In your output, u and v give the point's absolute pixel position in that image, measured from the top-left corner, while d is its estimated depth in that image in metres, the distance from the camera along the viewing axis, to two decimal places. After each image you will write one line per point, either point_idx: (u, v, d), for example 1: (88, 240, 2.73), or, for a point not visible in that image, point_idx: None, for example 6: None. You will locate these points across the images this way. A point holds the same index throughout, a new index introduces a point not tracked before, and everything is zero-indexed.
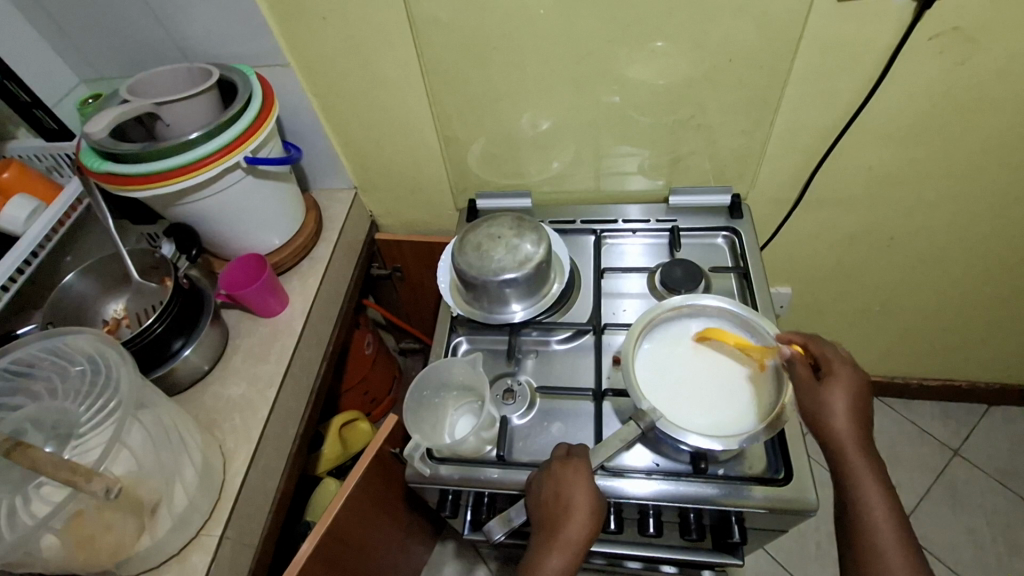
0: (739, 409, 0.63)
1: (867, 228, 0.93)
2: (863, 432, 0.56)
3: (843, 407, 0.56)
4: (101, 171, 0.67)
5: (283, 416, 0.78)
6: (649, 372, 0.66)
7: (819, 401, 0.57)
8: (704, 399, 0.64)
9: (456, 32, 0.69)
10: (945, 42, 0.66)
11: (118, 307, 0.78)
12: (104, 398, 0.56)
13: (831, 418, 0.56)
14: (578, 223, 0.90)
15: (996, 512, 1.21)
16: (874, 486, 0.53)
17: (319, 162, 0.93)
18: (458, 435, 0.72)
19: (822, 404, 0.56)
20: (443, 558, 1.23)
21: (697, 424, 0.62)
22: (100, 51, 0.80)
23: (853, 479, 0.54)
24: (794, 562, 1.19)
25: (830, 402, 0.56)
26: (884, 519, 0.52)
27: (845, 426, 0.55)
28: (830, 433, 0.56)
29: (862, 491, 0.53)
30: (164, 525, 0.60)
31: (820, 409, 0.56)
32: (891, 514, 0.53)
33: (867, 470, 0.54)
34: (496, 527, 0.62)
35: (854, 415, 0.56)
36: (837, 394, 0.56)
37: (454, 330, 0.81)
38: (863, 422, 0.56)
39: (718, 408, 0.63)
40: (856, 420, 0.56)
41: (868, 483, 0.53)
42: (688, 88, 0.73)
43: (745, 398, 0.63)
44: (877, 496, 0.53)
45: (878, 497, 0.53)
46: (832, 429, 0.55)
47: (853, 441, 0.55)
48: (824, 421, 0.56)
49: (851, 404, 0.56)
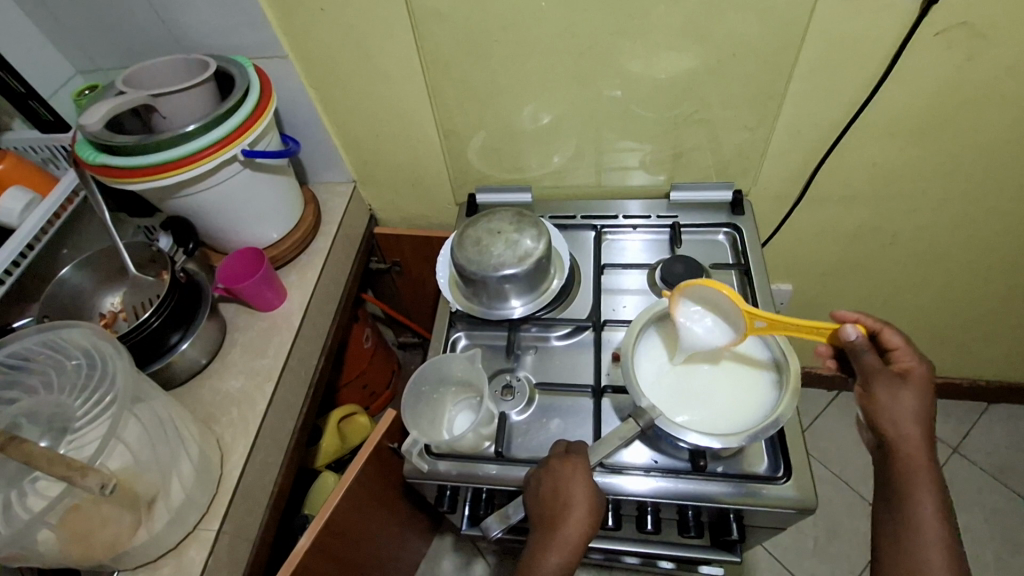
0: (732, 407, 0.62)
1: (870, 224, 0.92)
2: (927, 435, 0.53)
3: (912, 406, 0.54)
4: (96, 163, 0.66)
5: (282, 410, 0.77)
6: (644, 367, 0.66)
7: (889, 397, 0.54)
8: (698, 389, 0.64)
9: (457, 24, 0.68)
10: (952, 37, 0.65)
11: (116, 300, 0.77)
12: (100, 391, 0.56)
13: (895, 417, 0.54)
14: (579, 218, 0.89)
15: (994, 509, 1.21)
16: (929, 489, 0.52)
17: (318, 154, 0.92)
18: (458, 432, 0.72)
19: (889, 400, 0.54)
20: (442, 551, 1.23)
21: (692, 416, 0.62)
22: (95, 41, 0.79)
23: (908, 478, 0.52)
24: (791, 558, 1.19)
25: (897, 400, 0.54)
26: (933, 522, 0.51)
27: (912, 426, 0.53)
28: (891, 431, 0.54)
29: (915, 492, 0.52)
30: (161, 520, 0.60)
31: (887, 405, 0.54)
32: (941, 520, 0.51)
33: (924, 472, 0.52)
34: (494, 524, 0.62)
35: (922, 417, 0.53)
36: (907, 392, 0.54)
37: (453, 325, 0.80)
38: (929, 425, 0.54)
39: (713, 404, 0.63)
40: (922, 423, 0.53)
41: (924, 485, 0.52)
42: (692, 82, 0.72)
43: (742, 391, 0.63)
44: (930, 500, 0.51)
45: (930, 500, 0.51)
46: (894, 427, 0.54)
47: (916, 443, 0.53)
48: (889, 418, 0.54)
49: (918, 405, 0.54)
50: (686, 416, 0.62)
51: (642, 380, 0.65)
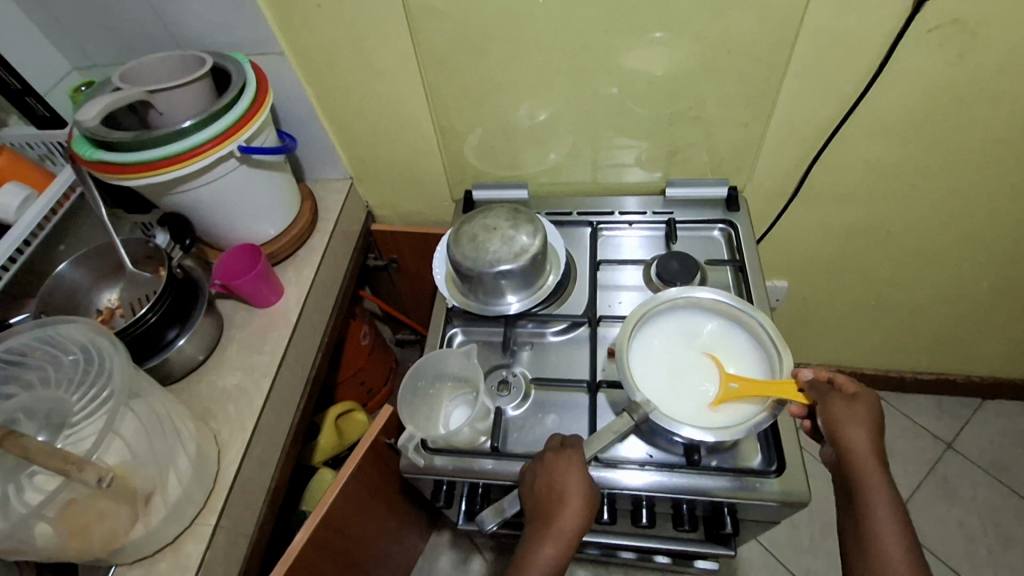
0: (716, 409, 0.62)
1: (864, 221, 0.92)
2: (878, 446, 0.55)
3: (862, 420, 0.56)
4: (92, 159, 0.66)
5: (279, 406, 0.77)
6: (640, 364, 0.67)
7: (842, 413, 0.56)
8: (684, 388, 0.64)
9: (453, 21, 0.69)
10: (945, 34, 0.65)
11: (113, 296, 0.78)
12: (97, 386, 0.56)
13: (848, 429, 0.55)
14: (575, 214, 0.90)
15: (987, 505, 1.22)
16: (883, 495, 0.53)
17: (315, 151, 0.92)
18: (453, 426, 0.72)
19: (843, 416, 0.56)
20: (439, 547, 1.24)
21: (686, 412, 0.62)
22: (91, 37, 0.79)
23: (864, 487, 0.53)
24: (787, 553, 1.20)
25: (850, 415, 0.56)
26: (891, 528, 0.51)
27: (862, 438, 0.55)
28: (845, 443, 0.55)
29: (873, 500, 0.53)
30: (158, 514, 0.60)
31: (840, 420, 0.56)
32: (898, 525, 0.52)
33: (878, 480, 0.53)
34: (489, 518, 0.62)
35: (870, 430, 0.55)
36: (858, 407, 0.56)
37: (450, 322, 0.81)
38: (879, 438, 0.55)
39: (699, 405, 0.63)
40: (871, 436, 0.55)
41: (879, 491, 0.53)
42: (687, 79, 0.72)
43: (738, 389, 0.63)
44: (886, 505, 0.52)
45: (886, 508, 0.52)
46: (849, 438, 0.55)
47: (868, 453, 0.54)
48: (844, 431, 0.55)
49: (866, 417, 0.56)
50: (679, 412, 0.63)
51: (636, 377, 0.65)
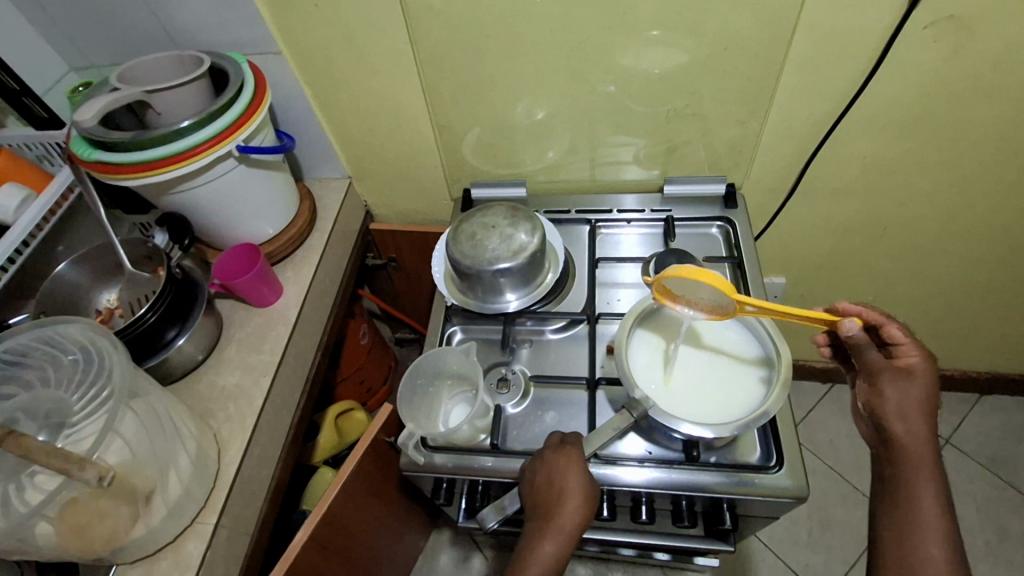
0: (723, 407, 0.62)
1: (861, 217, 0.93)
2: (930, 433, 0.54)
3: (915, 400, 0.54)
4: (91, 160, 0.66)
5: (278, 405, 0.77)
6: (642, 356, 0.67)
7: (894, 392, 0.55)
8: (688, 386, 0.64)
9: (450, 19, 0.69)
10: (941, 30, 0.65)
11: (112, 296, 0.78)
12: (97, 386, 0.56)
13: (898, 413, 0.54)
14: (573, 213, 0.90)
15: (985, 499, 1.22)
16: (929, 488, 0.52)
17: (313, 151, 0.93)
18: (453, 424, 0.72)
19: (894, 395, 0.54)
20: (440, 545, 1.24)
21: (681, 407, 0.63)
22: (88, 37, 0.79)
23: (908, 477, 0.53)
24: (786, 549, 1.20)
25: (903, 396, 0.54)
26: (934, 522, 0.51)
27: (917, 423, 0.53)
28: (898, 425, 0.54)
29: (917, 491, 0.52)
30: (159, 513, 0.60)
31: (891, 399, 0.54)
32: (943, 520, 0.51)
33: (925, 470, 0.52)
34: (490, 515, 0.63)
35: (926, 413, 0.54)
36: (912, 387, 0.54)
37: (449, 320, 0.81)
38: (932, 424, 0.54)
39: (705, 404, 0.63)
40: (925, 421, 0.54)
41: (925, 483, 0.52)
42: (685, 77, 0.73)
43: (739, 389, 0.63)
44: (932, 498, 0.52)
45: (931, 500, 0.52)
46: (899, 424, 0.54)
47: (919, 442, 0.53)
48: (894, 413, 0.54)
49: (923, 399, 0.54)
50: (674, 407, 0.63)
51: (636, 372, 0.65)
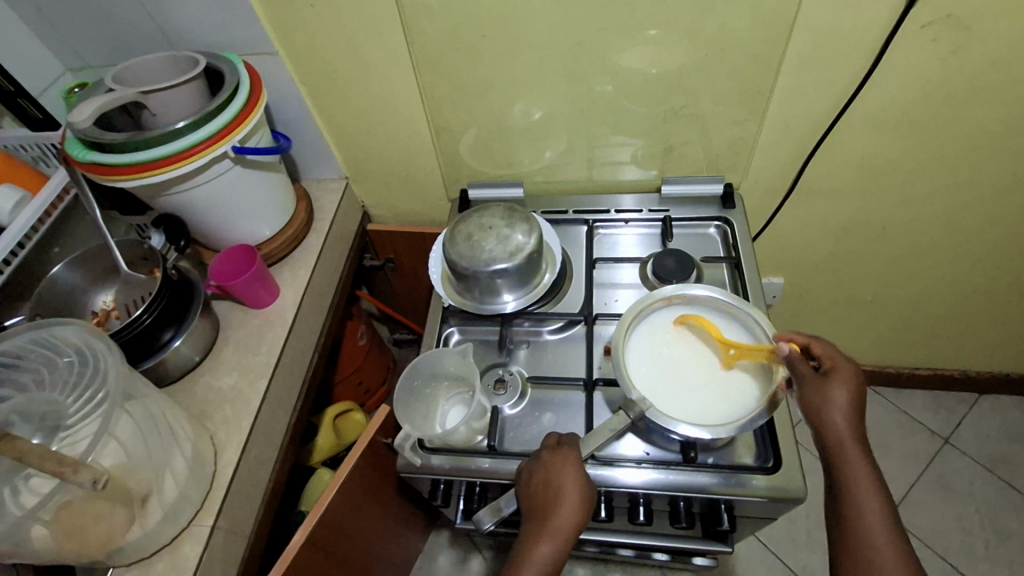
0: (702, 411, 0.62)
1: (860, 217, 0.93)
2: (860, 430, 0.55)
3: (844, 401, 0.55)
4: (87, 161, 0.66)
5: (275, 406, 0.77)
6: (639, 349, 0.68)
7: (822, 396, 0.56)
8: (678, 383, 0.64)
9: (447, 19, 0.68)
10: (939, 30, 0.65)
11: (108, 299, 0.78)
12: (91, 388, 0.56)
13: (830, 414, 0.55)
14: (571, 213, 0.90)
15: (985, 500, 1.22)
16: (869, 485, 0.53)
17: (310, 151, 0.92)
18: (450, 425, 0.72)
19: (821, 401, 0.56)
20: (438, 547, 1.24)
21: (671, 403, 0.63)
22: (83, 38, 0.79)
23: (849, 476, 0.54)
24: (786, 549, 1.20)
25: (830, 399, 0.56)
26: (878, 518, 0.52)
27: (845, 424, 0.55)
28: (830, 429, 0.55)
29: (858, 492, 0.53)
30: (155, 516, 0.60)
31: (820, 404, 0.56)
32: (887, 515, 0.52)
33: (863, 468, 0.54)
34: (486, 517, 0.62)
35: (852, 413, 0.55)
36: (839, 389, 0.56)
37: (446, 321, 0.81)
38: (860, 422, 0.55)
39: (689, 404, 0.63)
40: (853, 421, 0.55)
41: (865, 481, 0.53)
42: (682, 77, 0.72)
43: (724, 396, 0.63)
44: (873, 494, 0.53)
45: (873, 499, 0.53)
46: (832, 425, 0.55)
47: (852, 440, 0.54)
48: (825, 415, 0.55)
49: (848, 400, 0.56)
50: (662, 402, 0.63)
51: (629, 364, 0.66)
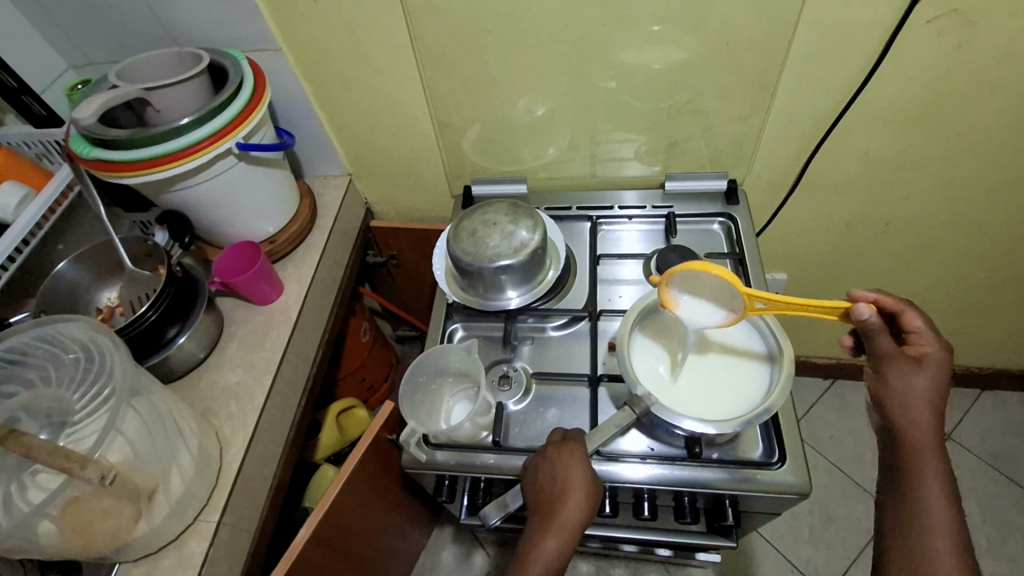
0: (706, 408, 0.62)
1: (864, 213, 0.93)
2: (938, 423, 0.53)
3: (928, 392, 0.53)
4: (90, 158, 0.66)
5: (280, 403, 0.77)
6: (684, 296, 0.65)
7: (904, 381, 0.54)
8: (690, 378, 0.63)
9: (451, 15, 0.68)
10: (944, 25, 0.65)
11: (112, 295, 0.78)
12: (97, 385, 0.56)
13: (910, 401, 0.53)
14: (574, 209, 0.90)
15: (987, 495, 1.22)
16: (938, 480, 0.51)
17: (313, 147, 0.92)
18: (455, 422, 0.73)
19: (900, 381, 0.54)
20: (442, 543, 1.24)
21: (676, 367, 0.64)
22: (86, 34, 0.79)
23: (917, 467, 0.52)
24: (788, 545, 1.20)
25: (909, 382, 0.54)
26: (942, 513, 0.50)
27: (921, 413, 0.53)
28: (904, 414, 0.53)
29: (923, 483, 0.51)
30: (162, 511, 0.60)
31: (898, 389, 0.54)
32: (951, 514, 0.50)
33: (934, 464, 0.51)
34: (492, 512, 0.62)
35: (931, 403, 0.53)
36: (924, 376, 0.54)
37: (450, 317, 0.81)
38: (940, 416, 0.53)
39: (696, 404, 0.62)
40: (931, 413, 0.53)
41: (933, 479, 0.51)
42: (687, 72, 0.72)
43: (726, 397, 0.63)
44: (940, 490, 0.51)
45: (939, 493, 0.51)
46: (908, 411, 0.53)
47: (926, 430, 0.52)
48: (899, 402, 0.54)
49: (929, 390, 0.53)
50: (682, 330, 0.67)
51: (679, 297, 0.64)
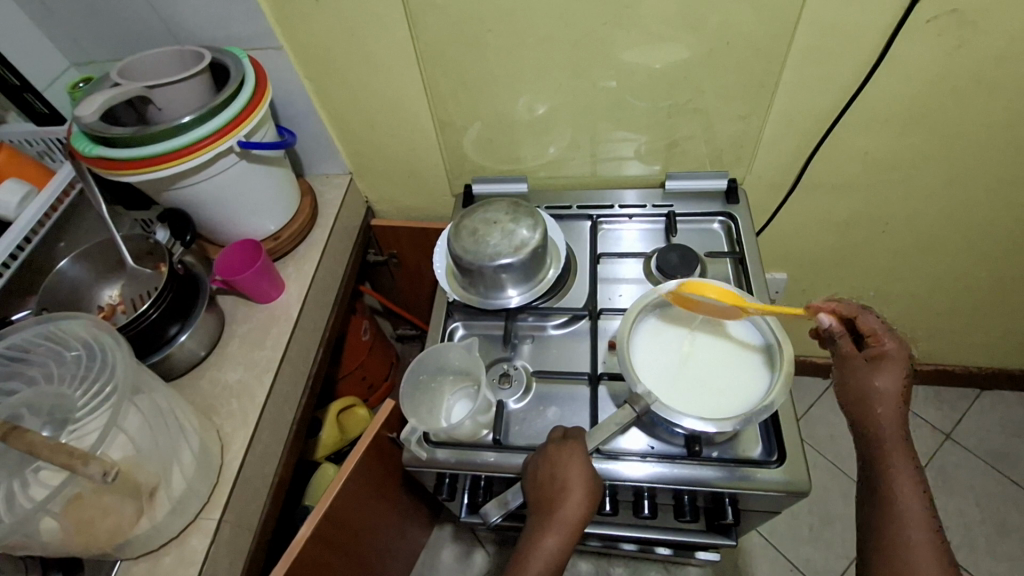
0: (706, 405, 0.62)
1: (863, 213, 0.93)
2: (903, 420, 0.53)
3: (886, 389, 0.54)
4: (92, 155, 0.66)
5: (281, 400, 0.78)
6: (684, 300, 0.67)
7: (860, 381, 0.55)
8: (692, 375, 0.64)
9: (451, 14, 0.68)
10: (944, 25, 0.65)
11: (114, 293, 0.78)
12: (100, 382, 0.56)
13: (872, 399, 0.54)
14: (575, 208, 0.90)
15: (985, 494, 1.23)
16: (909, 475, 0.51)
17: (314, 146, 0.92)
18: (455, 420, 0.72)
19: (860, 381, 0.55)
20: (442, 541, 1.24)
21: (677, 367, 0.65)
22: (87, 33, 0.79)
23: (887, 463, 0.52)
24: (788, 544, 1.21)
25: (868, 381, 0.54)
26: (916, 508, 0.50)
27: (885, 411, 0.53)
28: (869, 413, 0.54)
29: (895, 479, 0.51)
30: (163, 508, 0.61)
31: (859, 390, 0.55)
32: (925, 508, 0.50)
33: (901, 460, 0.52)
34: (492, 510, 0.62)
35: (894, 400, 0.53)
36: (884, 374, 0.54)
37: (450, 316, 0.81)
38: (905, 413, 0.54)
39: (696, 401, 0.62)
40: (894, 410, 0.53)
41: (903, 474, 0.51)
42: (687, 71, 0.72)
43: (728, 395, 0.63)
44: (912, 485, 0.51)
45: (911, 488, 0.51)
46: (873, 409, 0.54)
47: (893, 427, 0.53)
48: (862, 401, 0.55)
49: (891, 387, 0.54)
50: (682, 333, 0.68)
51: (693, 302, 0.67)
